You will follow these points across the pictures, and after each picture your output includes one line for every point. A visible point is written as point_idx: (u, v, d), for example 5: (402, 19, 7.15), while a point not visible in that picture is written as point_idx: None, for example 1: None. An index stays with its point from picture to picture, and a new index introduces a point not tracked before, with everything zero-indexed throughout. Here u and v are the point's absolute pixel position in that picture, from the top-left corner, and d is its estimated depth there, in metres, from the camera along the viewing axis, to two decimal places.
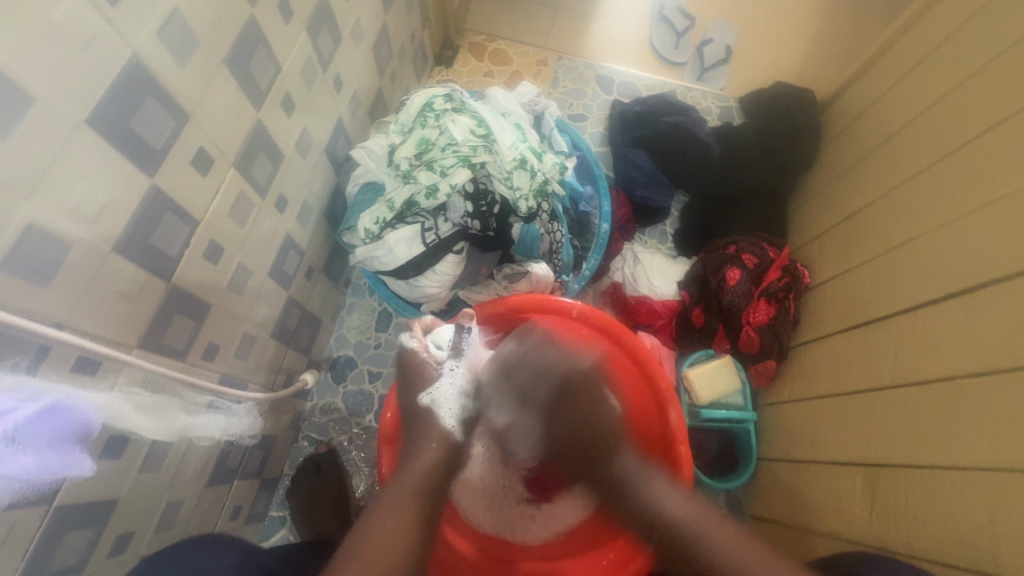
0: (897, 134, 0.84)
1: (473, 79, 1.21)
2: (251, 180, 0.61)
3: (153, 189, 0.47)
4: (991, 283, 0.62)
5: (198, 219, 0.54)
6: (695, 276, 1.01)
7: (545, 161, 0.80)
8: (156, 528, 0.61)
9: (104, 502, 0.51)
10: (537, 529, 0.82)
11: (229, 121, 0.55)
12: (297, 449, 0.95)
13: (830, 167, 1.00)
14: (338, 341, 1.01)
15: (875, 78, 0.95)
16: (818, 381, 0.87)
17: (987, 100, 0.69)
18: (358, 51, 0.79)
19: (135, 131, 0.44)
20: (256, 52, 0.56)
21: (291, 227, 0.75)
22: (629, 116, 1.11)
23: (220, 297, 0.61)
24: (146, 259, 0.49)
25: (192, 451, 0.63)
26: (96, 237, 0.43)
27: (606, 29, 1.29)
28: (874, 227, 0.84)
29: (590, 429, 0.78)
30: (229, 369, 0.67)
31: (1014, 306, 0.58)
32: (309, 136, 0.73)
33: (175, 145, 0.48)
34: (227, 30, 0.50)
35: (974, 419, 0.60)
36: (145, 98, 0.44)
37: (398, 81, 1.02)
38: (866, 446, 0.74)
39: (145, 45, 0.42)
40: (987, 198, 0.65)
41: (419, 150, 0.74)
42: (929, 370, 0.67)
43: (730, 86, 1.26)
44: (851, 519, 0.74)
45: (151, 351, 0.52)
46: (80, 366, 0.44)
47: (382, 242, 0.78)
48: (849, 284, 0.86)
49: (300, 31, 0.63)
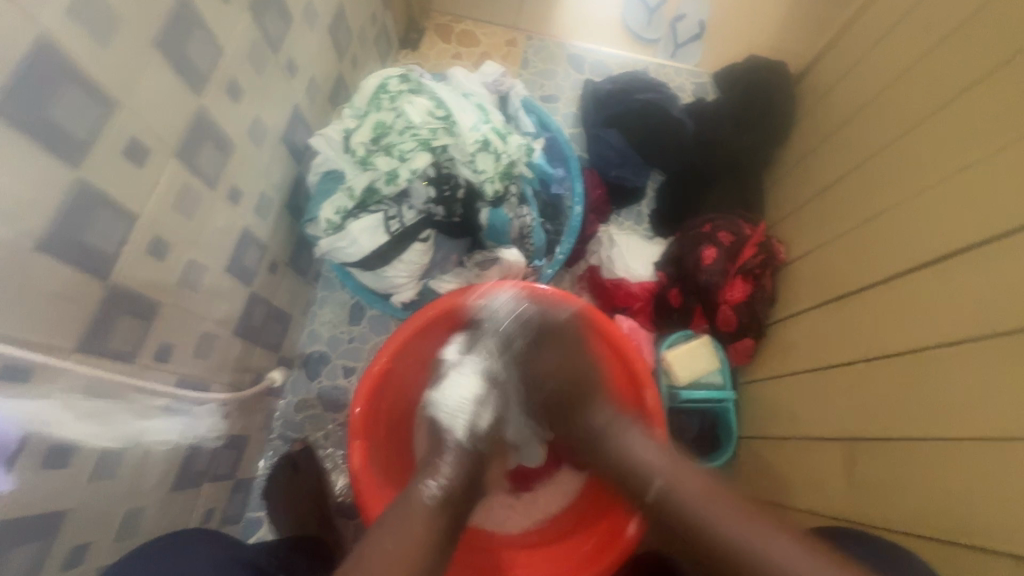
0: (869, 102, 0.83)
1: (441, 61, 1.18)
2: (197, 171, 0.58)
3: (81, 183, 0.44)
4: (971, 248, 0.60)
5: (138, 213, 0.51)
6: (672, 256, 0.99)
7: (510, 142, 0.78)
8: (117, 536, 0.59)
9: (50, 514, 0.49)
10: (516, 517, 0.82)
11: (167, 108, 0.52)
12: (272, 448, 0.92)
13: (804, 140, 0.99)
14: (310, 337, 0.99)
15: (848, 46, 0.93)
16: (794, 358, 0.87)
17: (955, 65, 0.68)
18: (312, 33, 0.75)
19: (52, 119, 0.41)
20: (193, 33, 0.52)
21: (249, 220, 0.72)
22: (602, 95, 1.09)
23: (171, 295, 0.59)
24: (78, 257, 0.46)
25: (150, 456, 0.60)
26: (14, 235, 0.40)
27: (577, 6, 1.26)
28: (854, 198, 0.82)
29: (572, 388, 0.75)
30: (188, 370, 0.64)
31: (1002, 265, 0.56)
32: (262, 124, 0.69)
33: (102, 134, 0.45)
34: (153, 8, 0.47)
35: (957, 389, 0.58)
36: (61, 83, 0.40)
37: (360, 65, 0.98)
38: (845, 420, 0.73)
39: (56, 25, 0.39)
40: (957, 166, 0.65)
41: (376, 134, 0.72)
42: (910, 341, 0.66)
43: (704, 61, 1.24)
44: (830, 494, 0.73)
45: (93, 354, 0.49)
46: (6, 374, 0.41)
47: (345, 233, 0.75)
48: (824, 258, 0.85)
49: (243, 10, 0.59)
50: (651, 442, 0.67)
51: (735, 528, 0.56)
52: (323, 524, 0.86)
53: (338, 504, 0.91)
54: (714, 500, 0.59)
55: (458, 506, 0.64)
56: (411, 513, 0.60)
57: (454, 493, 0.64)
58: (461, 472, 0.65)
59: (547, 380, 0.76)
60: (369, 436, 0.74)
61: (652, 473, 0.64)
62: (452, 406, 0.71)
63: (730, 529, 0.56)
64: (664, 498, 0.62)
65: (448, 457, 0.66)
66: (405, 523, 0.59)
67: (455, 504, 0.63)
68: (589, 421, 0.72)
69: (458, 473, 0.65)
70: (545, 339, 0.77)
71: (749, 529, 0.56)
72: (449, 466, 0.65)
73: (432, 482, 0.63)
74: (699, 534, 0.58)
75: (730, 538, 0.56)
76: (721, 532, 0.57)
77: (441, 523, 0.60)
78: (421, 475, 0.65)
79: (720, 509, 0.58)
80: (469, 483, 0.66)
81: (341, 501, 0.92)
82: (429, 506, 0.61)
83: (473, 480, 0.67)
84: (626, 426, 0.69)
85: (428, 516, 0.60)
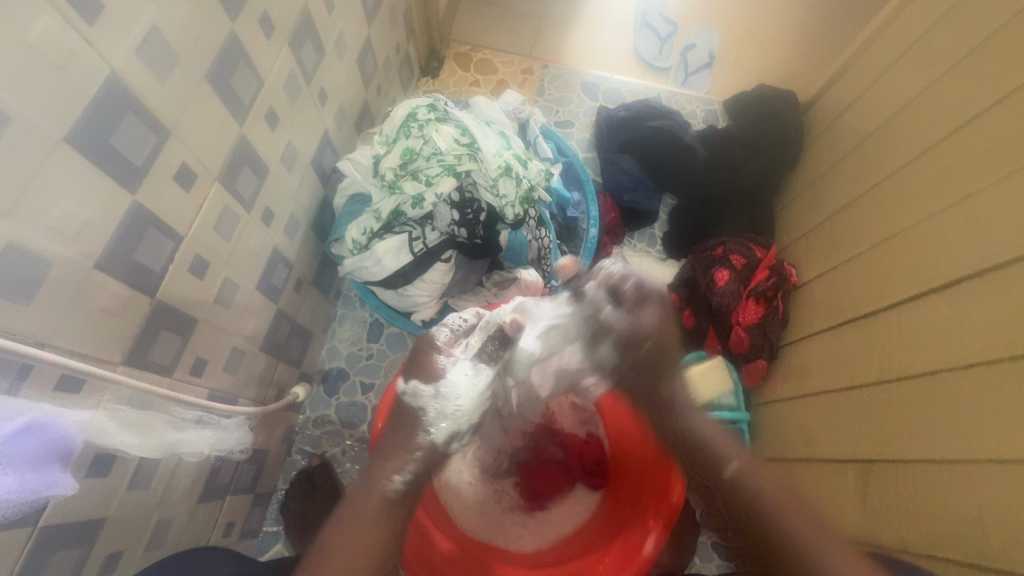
0: (875, 132, 0.86)
1: (459, 88, 1.22)
2: (236, 193, 0.62)
3: (137, 207, 0.47)
4: (980, 274, 0.62)
5: (182, 233, 0.54)
6: (685, 278, 1.02)
7: (531, 168, 0.80)
8: (146, 547, 0.61)
9: (91, 521, 0.51)
10: (529, 535, 0.81)
11: (213, 136, 0.55)
12: (291, 463, 0.94)
13: (814, 166, 1.01)
14: (329, 353, 1.01)
15: (855, 77, 0.96)
16: (807, 379, 0.88)
17: (959, 98, 0.71)
18: (342, 64, 0.80)
19: (115, 148, 0.44)
20: (239, 67, 0.56)
21: (279, 240, 0.75)
22: (615, 122, 1.12)
23: (207, 311, 0.61)
24: (130, 275, 0.49)
25: (181, 467, 0.62)
26: (77, 255, 0.42)
27: (590, 37, 1.31)
28: (865, 222, 0.84)
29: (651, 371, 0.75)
30: (218, 384, 0.67)
31: (1011, 292, 0.58)
32: (294, 149, 0.73)
33: (157, 161, 0.49)
34: (206, 46, 0.51)
35: (968, 411, 0.60)
36: (126, 115, 0.44)
37: (384, 92, 1.02)
38: (854, 442, 0.74)
39: (124, 62, 0.42)
40: (963, 194, 0.67)
41: (404, 160, 0.74)
42: (921, 365, 0.67)
43: (714, 89, 1.27)
44: (844, 516, 0.74)
45: (136, 367, 0.52)
46: (61, 384, 0.43)
47: (370, 253, 0.78)
48: (835, 283, 0.87)
49: (283, 45, 0.63)
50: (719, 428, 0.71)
51: (812, 530, 0.58)
52: None
53: None
54: (801, 516, 0.60)
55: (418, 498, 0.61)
56: (367, 504, 0.57)
57: (418, 488, 0.61)
58: (424, 469, 0.62)
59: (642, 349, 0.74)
60: None
61: (726, 456, 0.67)
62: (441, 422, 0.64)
63: (799, 533, 0.59)
64: (742, 487, 0.65)
65: (418, 452, 0.62)
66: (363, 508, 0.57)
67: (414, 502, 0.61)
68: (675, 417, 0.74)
69: (424, 470, 0.62)
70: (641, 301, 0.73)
71: (828, 554, 0.56)
72: (416, 463, 0.61)
73: (397, 477, 0.59)
74: (769, 531, 0.60)
75: (788, 547, 0.58)
76: (796, 542, 0.58)
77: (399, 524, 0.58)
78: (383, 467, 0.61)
79: (802, 517, 0.60)
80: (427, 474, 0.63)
81: None
82: (391, 506, 0.58)
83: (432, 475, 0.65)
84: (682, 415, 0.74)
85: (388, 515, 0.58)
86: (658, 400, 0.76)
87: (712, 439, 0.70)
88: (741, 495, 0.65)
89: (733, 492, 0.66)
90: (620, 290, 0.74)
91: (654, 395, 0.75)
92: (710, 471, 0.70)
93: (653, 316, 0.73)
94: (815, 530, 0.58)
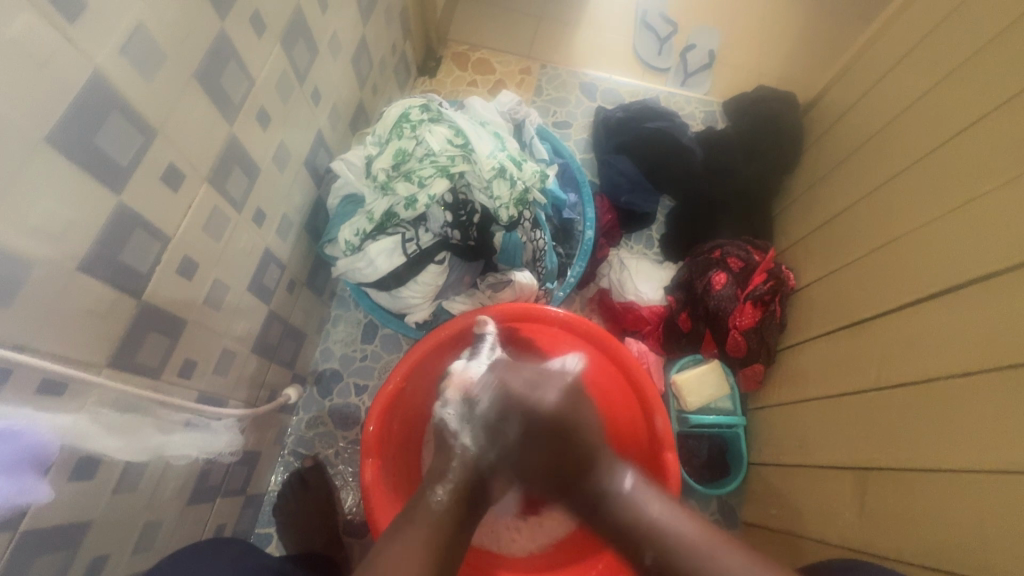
0: (875, 135, 0.85)
1: (456, 88, 1.22)
2: (227, 194, 0.61)
3: (123, 207, 0.47)
4: (980, 280, 0.61)
5: (170, 234, 0.54)
6: (681, 281, 1.00)
7: (526, 169, 0.79)
8: (133, 550, 0.60)
9: (76, 525, 0.50)
10: (522, 539, 0.82)
11: (201, 136, 0.55)
12: (283, 464, 0.93)
13: (813, 168, 1.00)
14: (323, 354, 1.00)
15: (855, 78, 0.95)
16: (803, 384, 0.87)
17: (960, 102, 0.70)
18: (336, 63, 0.79)
19: (99, 148, 0.43)
20: (229, 66, 0.56)
21: (271, 240, 0.74)
22: (613, 123, 1.11)
23: (196, 313, 0.61)
24: (116, 277, 0.48)
25: (170, 470, 0.62)
26: (59, 256, 0.42)
27: (589, 37, 1.30)
28: (863, 227, 0.83)
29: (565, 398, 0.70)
30: (207, 386, 0.66)
31: (1012, 300, 0.57)
32: (287, 149, 0.72)
33: (143, 161, 0.48)
34: (194, 44, 0.50)
35: (968, 420, 0.59)
36: (110, 115, 0.43)
37: (379, 92, 1.02)
38: (852, 449, 0.74)
39: (108, 61, 0.42)
40: (964, 199, 0.66)
41: (396, 161, 0.73)
42: (920, 372, 0.66)
43: (713, 90, 1.26)
44: (841, 524, 0.73)
45: (123, 370, 0.51)
46: (45, 388, 0.43)
47: (363, 254, 0.77)
48: (833, 287, 0.86)
49: (274, 44, 0.62)
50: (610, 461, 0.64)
51: (661, 514, 0.59)
52: (331, 542, 0.88)
53: (347, 522, 0.92)
54: (683, 521, 0.58)
55: (465, 513, 0.62)
56: (416, 523, 0.59)
57: (461, 500, 0.63)
58: (467, 478, 0.64)
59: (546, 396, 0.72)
60: (381, 455, 0.75)
61: (618, 482, 0.62)
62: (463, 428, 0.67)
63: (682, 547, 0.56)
64: (628, 506, 0.60)
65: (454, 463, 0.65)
66: (407, 532, 0.58)
67: (462, 511, 0.62)
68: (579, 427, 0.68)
69: (465, 478, 0.64)
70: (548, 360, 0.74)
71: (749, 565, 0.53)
72: (455, 471, 0.64)
73: (439, 488, 0.63)
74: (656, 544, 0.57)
75: (698, 563, 0.54)
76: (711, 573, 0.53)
77: (447, 533, 0.60)
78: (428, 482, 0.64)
79: (672, 516, 0.59)
80: (477, 488, 0.64)
81: (350, 519, 0.92)
82: (437, 512, 0.61)
83: (481, 487, 0.65)
84: (597, 464, 0.64)
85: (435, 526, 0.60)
86: (575, 423, 0.66)
87: (606, 491, 0.62)
88: (610, 505, 0.61)
89: (625, 510, 0.60)
90: (511, 384, 0.68)
91: (562, 422, 0.65)
92: (575, 467, 0.64)
93: (556, 394, 0.68)
94: (668, 518, 0.58)
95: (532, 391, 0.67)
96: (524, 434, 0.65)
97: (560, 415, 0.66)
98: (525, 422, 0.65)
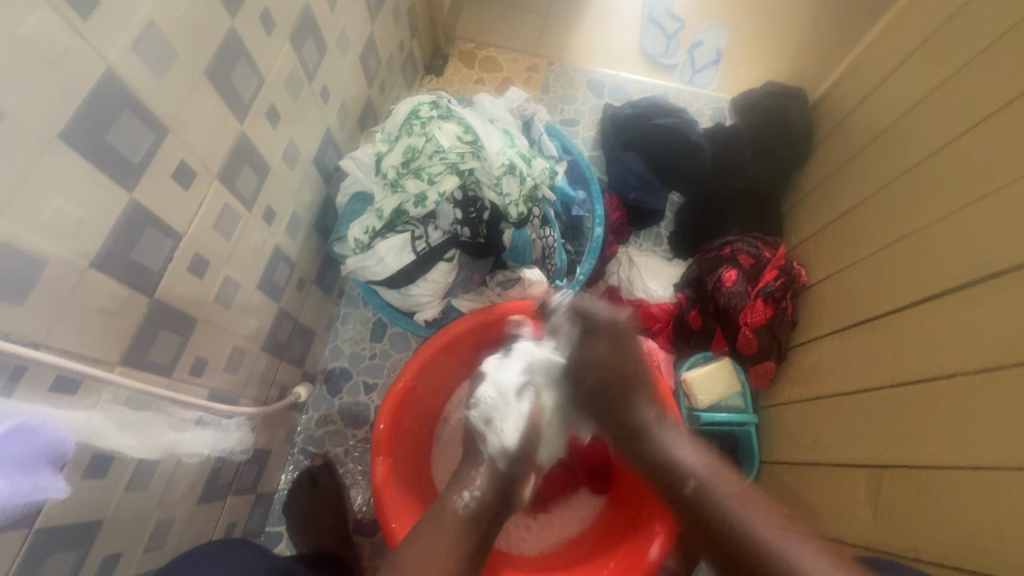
0: (887, 130, 0.84)
1: (463, 86, 1.21)
2: (237, 191, 0.61)
3: (134, 205, 0.47)
4: (1009, 273, 0.59)
5: (182, 232, 0.54)
6: (691, 278, 1.00)
7: (535, 166, 0.79)
8: (146, 549, 0.60)
9: (89, 523, 0.50)
10: (532, 538, 0.83)
11: (212, 134, 0.55)
12: (293, 463, 0.93)
13: (824, 164, 0.99)
14: (332, 352, 1.00)
15: (866, 73, 0.95)
16: (817, 381, 0.86)
17: (972, 95, 0.69)
18: (345, 60, 0.79)
19: (112, 145, 0.43)
20: (239, 63, 0.55)
21: (280, 239, 0.74)
22: (621, 120, 1.10)
23: (207, 311, 0.61)
24: (128, 275, 0.48)
25: (181, 468, 0.62)
26: (71, 253, 0.42)
27: (597, 34, 1.29)
28: (876, 222, 0.82)
29: (623, 374, 0.69)
30: (219, 384, 0.66)
31: None
32: (296, 147, 0.72)
33: (154, 158, 0.48)
34: (206, 41, 0.50)
35: (1000, 420, 0.56)
36: (122, 112, 0.43)
37: (387, 90, 1.01)
38: (866, 447, 0.73)
39: (120, 57, 0.42)
40: (982, 191, 0.65)
41: (406, 158, 0.74)
42: (935, 368, 0.65)
43: (721, 87, 1.26)
44: (855, 522, 0.72)
45: (135, 368, 0.52)
46: (57, 387, 0.43)
47: (373, 252, 0.77)
48: (844, 282, 0.86)
49: (284, 41, 0.62)
50: (658, 415, 0.67)
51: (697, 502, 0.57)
52: (343, 540, 0.87)
53: (357, 521, 0.92)
54: (721, 474, 0.60)
55: (493, 516, 0.63)
56: (443, 525, 0.60)
57: (487, 509, 0.62)
58: (493, 486, 0.64)
59: (590, 370, 0.71)
60: (392, 453, 0.74)
61: (687, 472, 0.60)
62: (502, 426, 0.68)
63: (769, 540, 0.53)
64: (698, 500, 0.58)
65: (482, 469, 0.65)
66: (435, 531, 0.59)
67: (488, 518, 0.62)
68: (630, 415, 0.67)
69: (491, 484, 0.64)
70: (594, 330, 0.72)
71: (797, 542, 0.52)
72: (481, 478, 0.64)
73: (465, 494, 0.63)
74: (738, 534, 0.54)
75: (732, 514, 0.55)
76: (744, 517, 0.55)
77: (473, 536, 0.60)
78: (454, 485, 0.64)
79: (701, 457, 0.62)
80: (503, 493, 0.65)
81: (360, 518, 0.92)
82: (461, 518, 0.60)
83: (506, 494, 0.65)
84: (638, 393, 0.68)
85: (460, 530, 0.60)
86: (630, 339, 0.71)
87: (649, 424, 0.65)
88: (648, 446, 0.64)
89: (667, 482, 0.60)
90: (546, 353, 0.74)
91: (626, 339, 0.71)
92: (615, 390, 0.68)
93: (625, 313, 0.75)
94: (706, 465, 0.61)
95: (606, 312, 0.74)
96: (584, 364, 0.71)
97: (621, 328, 0.71)
98: (585, 360, 0.71)
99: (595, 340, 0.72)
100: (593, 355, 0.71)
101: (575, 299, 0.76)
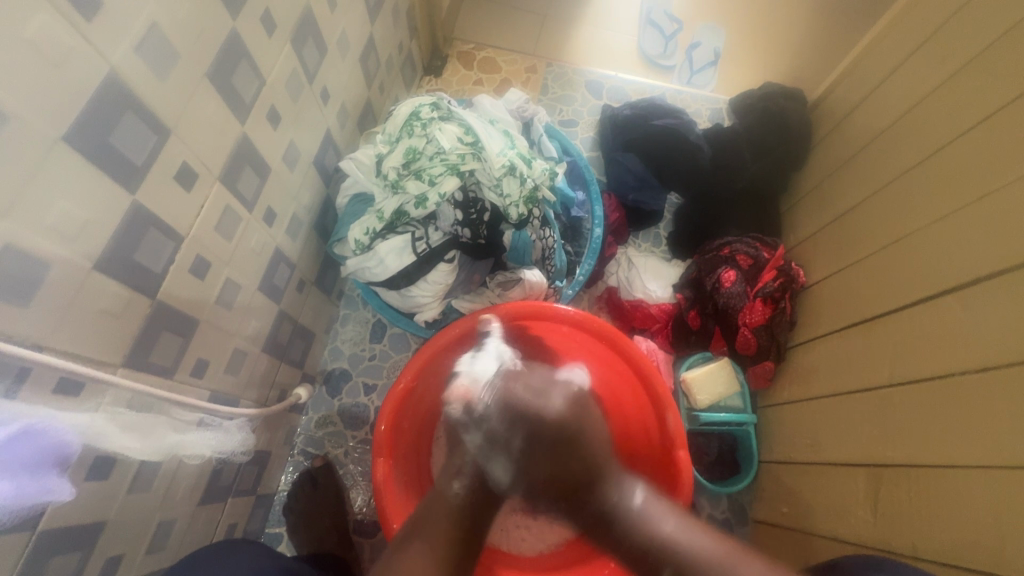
0: (884, 132, 0.85)
1: (462, 87, 1.22)
2: (237, 193, 0.61)
3: (136, 207, 0.47)
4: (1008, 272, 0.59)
5: (183, 234, 0.54)
6: (690, 278, 1.01)
7: (535, 167, 0.79)
8: (147, 551, 0.60)
9: (91, 525, 0.50)
10: (532, 538, 0.82)
11: (213, 136, 0.55)
12: (293, 464, 0.93)
13: (822, 165, 1.00)
14: (332, 353, 1.00)
15: (863, 75, 0.95)
16: (816, 382, 0.86)
17: (968, 97, 0.70)
18: (345, 61, 0.79)
19: (115, 147, 0.43)
20: (240, 64, 0.55)
21: (281, 240, 0.74)
22: (620, 121, 1.11)
23: (208, 313, 0.61)
24: (130, 276, 0.48)
25: (182, 470, 0.62)
26: (74, 255, 0.42)
27: (595, 35, 1.30)
28: (874, 222, 0.82)
29: (581, 477, 0.63)
30: (219, 386, 0.66)
31: None
32: (297, 148, 0.72)
33: (157, 160, 0.48)
34: (208, 43, 0.50)
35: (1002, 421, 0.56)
36: (125, 114, 0.43)
37: (387, 91, 1.02)
38: (865, 447, 0.73)
39: (123, 60, 0.42)
40: (979, 192, 0.65)
41: (407, 160, 0.74)
42: (934, 367, 0.66)
43: (719, 88, 1.26)
44: (854, 521, 0.73)
45: (137, 370, 0.52)
46: (60, 389, 0.43)
47: (373, 253, 0.78)
48: (842, 283, 0.86)
49: (285, 42, 0.62)
50: None
51: (676, 530, 0.57)
52: (343, 541, 0.87)
53: (357, 522, 0.92)
54: (694, 533, 0.56)
55: (481, 507, 0.63)
56: (438, 514, 0.61)
57: (479, 497, 0.63)
58: (483, 477, 0.64)
59: (543, 487, 0.63)
60: (393, 453, 0.75)
61: (663, 549, 0.56)
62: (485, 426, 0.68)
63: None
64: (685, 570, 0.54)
65: (469, 458, 0.65)
66: (432, 526, 0.59)
67: (478, 505, 0.63)
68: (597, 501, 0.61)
69: (480, 475, 0.64)
70: (535, 433, 0.64)
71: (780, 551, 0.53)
72: (470, 467, 0.64)
73: (456, 482, 0.63)
74: None
75: (716, 575, 0.52)
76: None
77: (461, 526, 0.60)
78: (446, 475, 0.65)
79: (685, 532, 0.56)
80: (492, 486, 0.65)
81: (360, 519, 0.92)
82: (454, 501, 0.62)
83: (498, 489, 0.65)
84: (606, 472, 0.63)
85: (448, 521, 0.60)
86: (575, 433, 0.65)
87: (614, 506, 0.61)
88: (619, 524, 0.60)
89: (639, 530, 0.58)
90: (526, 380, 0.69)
91: (564, 431, 0.64)
92: (573, 487, 0.62)
93: (561, 398, 0.68)
94: (680, 533, 0.56)
95: (536, 400, 0.66)
96: (529, 442, 0.64)
97: (564, 425, 0.65)
98: (533, 433, 0.64)
99: (531, 451, 0.63)
100: (535, 438, 0.64)
101: (494, 388, 0.68)
